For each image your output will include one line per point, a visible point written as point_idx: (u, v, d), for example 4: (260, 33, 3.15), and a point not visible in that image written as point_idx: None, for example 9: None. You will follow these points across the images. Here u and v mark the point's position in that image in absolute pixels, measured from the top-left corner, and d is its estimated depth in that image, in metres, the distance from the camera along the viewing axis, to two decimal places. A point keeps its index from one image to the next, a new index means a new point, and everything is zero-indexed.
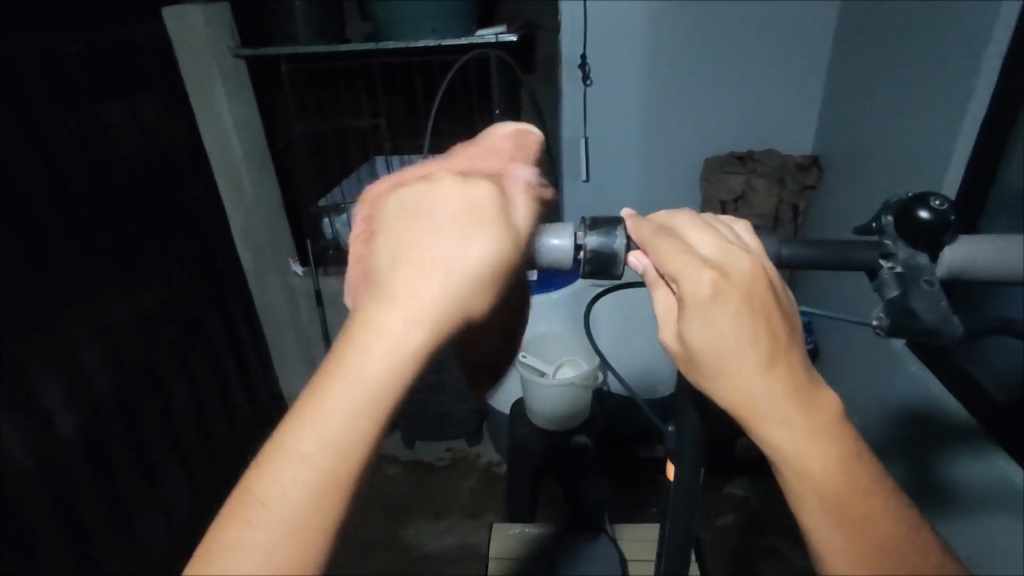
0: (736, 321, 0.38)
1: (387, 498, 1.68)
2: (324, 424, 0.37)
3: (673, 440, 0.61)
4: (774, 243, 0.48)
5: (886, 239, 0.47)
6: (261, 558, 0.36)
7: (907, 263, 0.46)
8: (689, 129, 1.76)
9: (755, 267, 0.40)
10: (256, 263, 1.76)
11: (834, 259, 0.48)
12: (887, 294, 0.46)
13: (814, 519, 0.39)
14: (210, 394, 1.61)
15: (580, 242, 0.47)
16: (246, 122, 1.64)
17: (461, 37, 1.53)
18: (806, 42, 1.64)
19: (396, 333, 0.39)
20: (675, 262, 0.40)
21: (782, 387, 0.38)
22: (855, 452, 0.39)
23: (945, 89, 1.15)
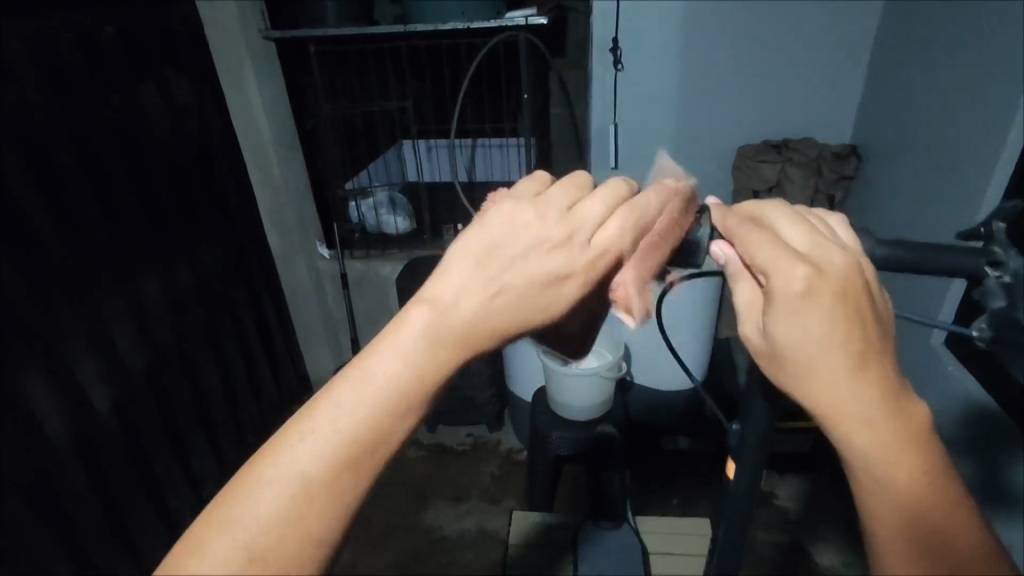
0: (826, 315, 0.35)
1: (410, 481, 1.70)
2: (364, 396, 0.35)
3: (735, 437, 0.59)
4: (869, 242, 0.45)
5: (996, 246, 0.43)
6: (281, 518, 0.34)
7: (1017, 274, 0.41)
8: (722, 117, 1.71)
9: (850, 263, 0.37)
10: (284, 246, 1.77)
11: (934, 263, 0.45)
12: (992, 305, 0.43)
13: (886, 527, 0.37)
14: (237, 373, 1.64)
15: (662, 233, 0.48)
16: (276, 105, 1.64)
17: (489, 20, 1.51)
18: (849, 26, 1.57)
19: (458, 316, 0.37)
20: (765, 254, 0.38)
21: (872, 391, 0.36)
22: (942, 468, 0.38)
23: (994, 79, 1.09)
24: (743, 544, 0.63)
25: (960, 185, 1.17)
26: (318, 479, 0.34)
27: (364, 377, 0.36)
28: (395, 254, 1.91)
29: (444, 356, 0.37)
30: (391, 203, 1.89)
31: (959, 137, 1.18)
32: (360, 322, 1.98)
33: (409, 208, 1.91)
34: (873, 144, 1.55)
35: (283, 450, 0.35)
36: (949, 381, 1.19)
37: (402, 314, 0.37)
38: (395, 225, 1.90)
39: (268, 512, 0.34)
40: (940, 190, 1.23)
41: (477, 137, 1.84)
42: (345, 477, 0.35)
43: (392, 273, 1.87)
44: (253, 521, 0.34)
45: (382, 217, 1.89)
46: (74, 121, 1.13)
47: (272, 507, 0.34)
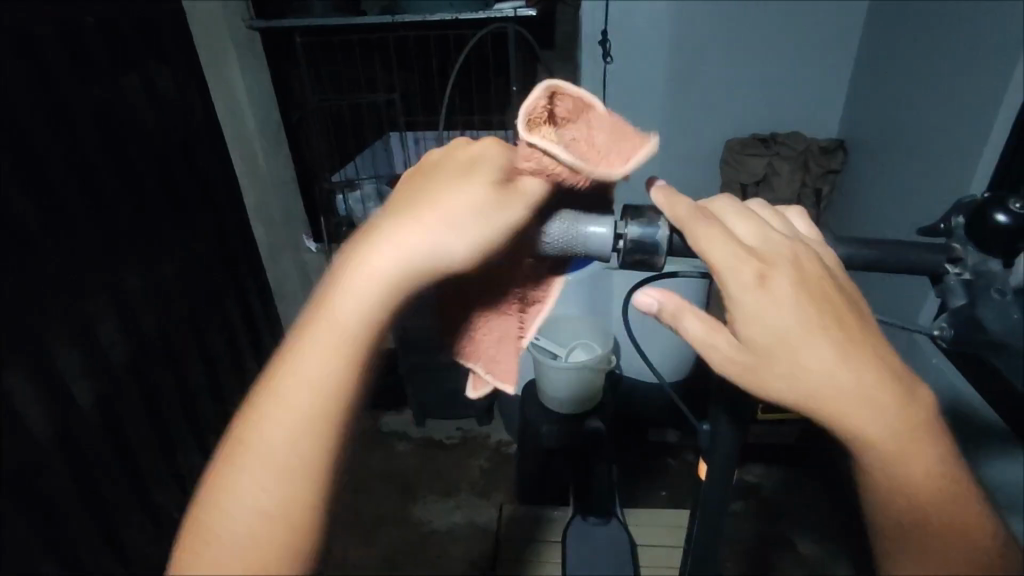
0: (795, 309, 0.38)
1: (399, 476, 1.69)
2: (311, 360, 0.43)
3: (707, 437, 0.59)
4: (830, 240, 0.48)
5: (954, 242, 0.45)
6: (274, 469, 0.42)
7: (976, 270, 0.43)
8: (710, 110, 1.71)
9: (794, 248, 0.41)
10: (269, 239, 1.75)
11: (897, 261, 0.47)
12: (953, 303, 0.44)
13: (897, 496, 0.40)
14: (223, 368, 1.62)
15: (621, 233, 0.50)
16: (261, 95, 1.61)
17: (478, 11, 1.49)
18: (836, 19, 1.57)
19: (374, 280, 0.44)
20: (717, 254, 0.40)
21: (864, 378, 0.38)
22: (944, 438, 0.40)
23: (979, 74, 1.09)
24: (717, 542, 0.63)
25: (945, 179, 1.18)
26: (289, 428, 0.42)
27: (317, 341, 0.43)
28: None
29: (372, 310, 0.44)
30: (379, 196, 1.80)
31: (943, 132, 1.19)
32: None
33: None
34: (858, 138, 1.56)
35: (256, 419, 0.43)
36: (933, 373, 1.21)
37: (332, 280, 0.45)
38: None
39: (268, 465, 0.42)
40: (925, 184, 1.24)
41: (464, 130, 1.82)
42: (316, 424, 0.43)
43: None
44: (250, 475, 0.42)
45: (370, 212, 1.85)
46: (54, 111, 1.11)
47: (264, 460, 0.42)
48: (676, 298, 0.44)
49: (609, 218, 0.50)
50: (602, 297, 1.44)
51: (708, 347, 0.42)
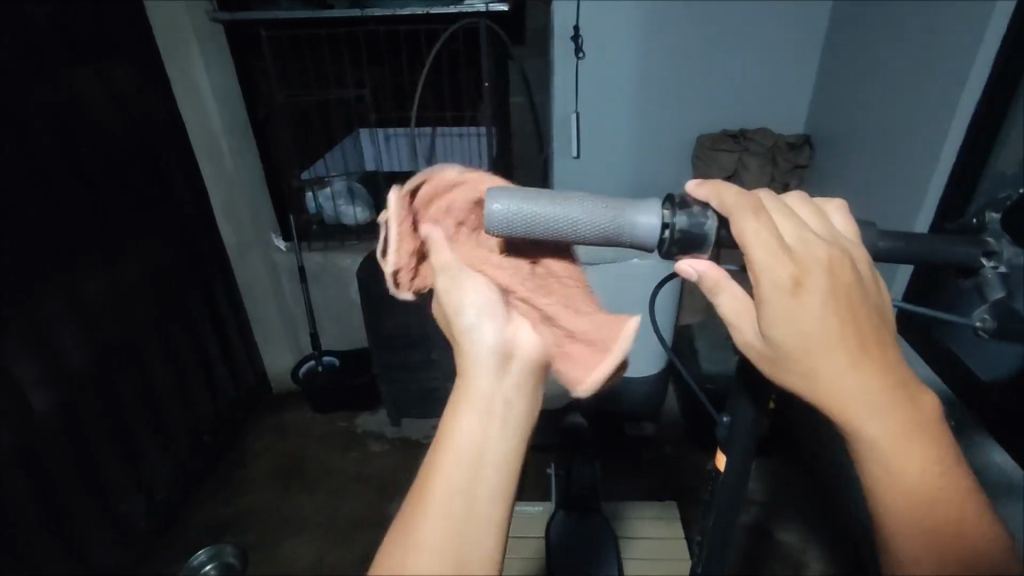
0: (817, 316, 0.35)
1: (376, 476, 1.69)
2: (457, 467, 0.38)
3: (724, 429, 0.59)
4: (871, 235, 0.42)
5: (989, 236, 0.42)
6: None
7: (1012, 263, 0.41)
8: (680, 108, 1.73)
9: (834, 254, 0.36)
10: (237, 239, 1.70)
11: (933, 255, 0.42)
12: (990, 296, 0.41)
13: (896, 506, 0.39)
14: (191, 373, 1.57)
15: (667, 222, 0.41)
16: (225, 90, 1.56)
17: (450, 6, 1.48)
18: (802, 18, 1.60)
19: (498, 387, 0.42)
20: (755, 248, 0.36)
21: (877, 387, 0.37)
22: (947, 449, 0.39)
23: (936, 75, 1.13)
24: (729, 538, 0.64)
25: (905, 174, 1.22)
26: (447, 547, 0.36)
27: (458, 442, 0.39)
28: (353, 245, 1.86)
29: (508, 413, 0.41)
30: (348, 192, 1.84)
31: (903, 127, 1.23)
32: (320, 316, 1.92)
33: (368, 196, 1.86)
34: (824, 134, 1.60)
35: (408, 540, 0.37)
36: None
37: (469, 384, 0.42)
38: (354, 215, 1.87)
39: None
40: (887, 179, 1.28)
41: (436, 126, 1.79)
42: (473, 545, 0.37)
43: (352, 265, 1.83)
44: None
45: (341, 209, 1.85)
46: (7, 106, 1.05)
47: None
48: (722, 270, 0.41)
49: (654, 205, 0.42)
50: None
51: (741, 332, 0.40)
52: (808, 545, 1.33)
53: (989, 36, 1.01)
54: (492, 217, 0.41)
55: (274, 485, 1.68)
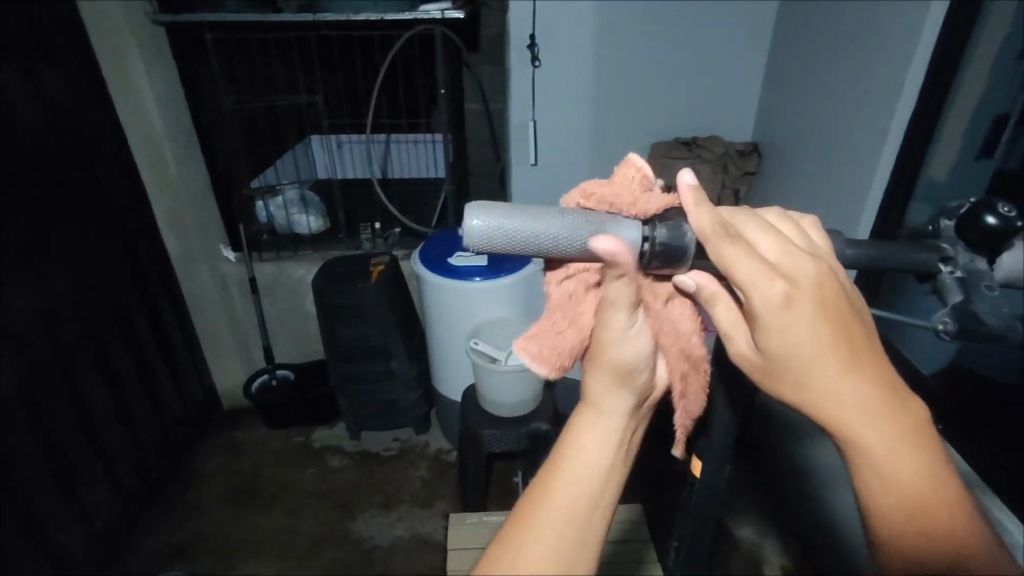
0: (811, 330, 0.36)
1: (334, 492, 1.64)
2: (569, 487, 0.42)
3: (703, 433, 0.61)
4: (840, 244, 0.43)
5: (944, 242, 0.44)
6: None
7: (967, 268, 0.42)
8: (633, 116, 1.77)
9: (819, 269, 0.37)
10: (183, 249, 1.63)
11: (890, 264, 0.44)
12: (949, 300, 0.41)
13: (886, 504, 0.40)
14: (133, 391, 1.49)
15: (647, 235, 0.42)
16: (168, 96, 1.50)
17: (404, 12, 1.47)
18: (747, 31, 1.66)
19: (610, 420, 0.44)
20: (741, 269, 0.36)
21: (870, 394, 0.38)
22: (938, 452, 0.40)
23: (871, 86, 1.20)
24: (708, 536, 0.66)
25: (846, 181, 1.28)
26: (558, 554, 0.41)
27: (572, 465, 0.43)
28: (307, 254, 1.81)
29: (618, 436, 0.44)
30: (301, 201, 1.79)
31: (844, 137, 1.29)
32: (273, 328, 1.86)
33: (322, 205, 1.83)
34: (771, 142, 1.66)
35: (518, 550, 0.41)
36: None
37: (585, 408, 0.45)
38: (307, 224, 1.81)
39: None
40: (829, 184, 1.34)
41: (391, 133, 1.78)
42: (580, 547, 0.41)
43: (306, 275, 1.78)
44: None
45: (293, 217, 1.80)
46: None
47: None
48: (719, 283, 0.42)
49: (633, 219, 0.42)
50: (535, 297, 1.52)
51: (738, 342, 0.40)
52: (766, 540, 1.37)
53: (917, 56, 1.06)
54: (471, 234, 0.40)
55: (226, 506, 1.61)
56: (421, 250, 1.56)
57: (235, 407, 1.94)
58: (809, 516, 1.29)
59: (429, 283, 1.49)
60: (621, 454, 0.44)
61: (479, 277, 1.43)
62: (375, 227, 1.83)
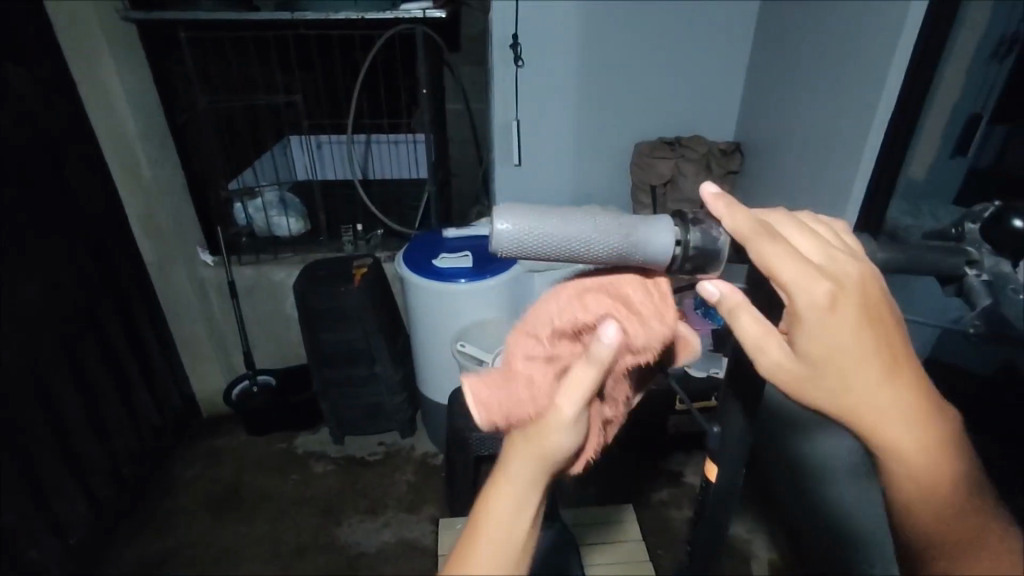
0: (853, 331, 0.37)
1: (318, 498, 1.61)
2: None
3: (717, 439, 0.60)
4: (870, 246, 0.42)
5: (970, 246, 0.41)
6: None
7: (994, 272, 0.39)
8: (616, 116, 1.77)
9: (865, 272, 0.38)
10: (158, 254, 1.58)
11: (921, 266, 0.41)
12: (978, 304, 0.40)
13: (921, 504, 0.41)
14: (107, 400, 1.45)
15: (680, 239, 0.39)
16: (141, 95, 1.45)
17: (384, 11, 1.45)
18: (729, 31, 1.67)
19: (520, 498, 0.43)
20: (788, 269, 0.36)
21: (906, 396, 0.38)
22: (967, 456, 0.41)
23: (853, 85, 1.21)
24: (716, 537, 0.66)
25: (829, 180, 1.30)
26: None
27: (484, 553, 0.42)
28: (286, 257, 1.78)
29: (530, 513, 0.43)
30: (281, 203, 1.77)
31: (826, 136, 1.30)
32: (253, 333, 1.82)
33: (302, 207, 1.80)
34: (753, 142, 1.67)
35: None
36: None
37: (492, 488, 0.43)
38: (287, 226, 1.79)
39: None
40: (812, 183, 1.36)
41: (372, 133, 1.75)
42: None
43: (287, 278, 1.75)
44: None
45: (272, 219, 1.76)
46: None
47: None
48: (739, 293, 0.40)
49: (666, 219, 0.39)
50: (521, 298, 1.51)
51: (760, 354, 0.40)
52: (753, 535, 1.38)
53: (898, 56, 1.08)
54: (499, 239, 0.37)
55: (206, 515, 1.57)
56: (405, 252, 1.54)
57: (213, 414, 1.89)
58: (815, 515, 1.29)
59: (414, 285, 1.47)
60: (533, 528, 0.43)
61: (464, 279, 1.42)
62: (358, 228, 1.82)
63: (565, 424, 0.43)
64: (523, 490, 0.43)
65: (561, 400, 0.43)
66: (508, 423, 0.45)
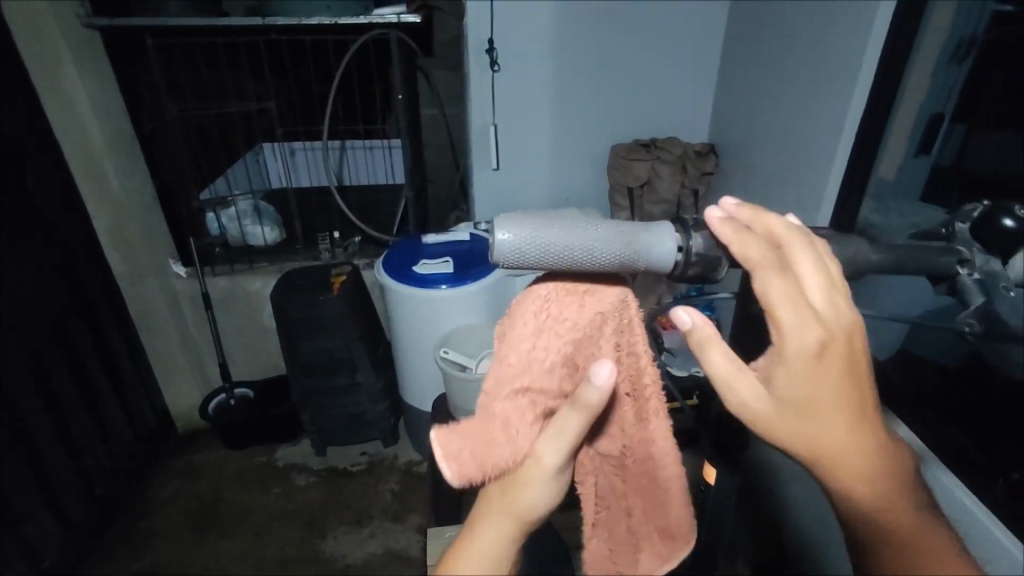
0: (832, 377, 0.39)
1: (301, 511, 1.58)
2: None
3: None
4: (863, 247, 0.41)
5: (960, 245, 0.43)
6: None
7: (985, 269, 0.41)
8: (592, 119, 1.78)
9: (851, 321, 0.40)
10: (129, 267, 1.54)
11: (914, 266, 0.41)
12: (972, 302, 0.41)
13: (868, 533, 0.45)
14: (77, 419, 1.40)
15: (683, 245, 0.39)
16: (106, 103, 1.41)
17: (359, 16, 1.43)
18: (701, 35, 1.70)
19: (498, 549, 0.45)
20: (788, 311, 0.38)
21: (866, 439, 0.41)
22: (912, 496, 0.45)
23: (824, 88, 1.24)
24: None
25: (802, 180, 1.33)
26: None
27: None
28: (263, 266, 1.75)
29: (508, 557, 0.46)
30: (255, 211, 1.74)
31: (799, 137, 1.33)
32: (229, 345, 1.78)
33: (276, 216, 1.77)
34: (727, 143, 1.70)
35: None
36: None
37: (473, 534, 0.46)
38: (262, 235, 1.76)
39: None
40: (786, 183, 1.39)
41: (347, 139, 1.73)
42: None
43: (264, 288, 1.72)
44: None
45: (246, 228, 1.74)
46: None
47: None
48: (711, 327, 0.41)
49: (668, 226, 0.40)
50: (502, 303, 1.50)
51: (736, 394, 0.40)
52: None
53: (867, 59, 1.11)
54: (501, 250, 0.37)
55: (185, 534, 1.53)
56: (385, 259, 1.53)
57: (189, 429, 1.85)
58: None
59: (395, 292, 1.45)
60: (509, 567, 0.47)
61: (445, 285, 1.41)
62: (334, 235, 1.80)
63: (546, 476, 0.44)
64: (501, 539, 0.45)
65: (543, 452, 0.43)
66: (482, 478, 0.43)
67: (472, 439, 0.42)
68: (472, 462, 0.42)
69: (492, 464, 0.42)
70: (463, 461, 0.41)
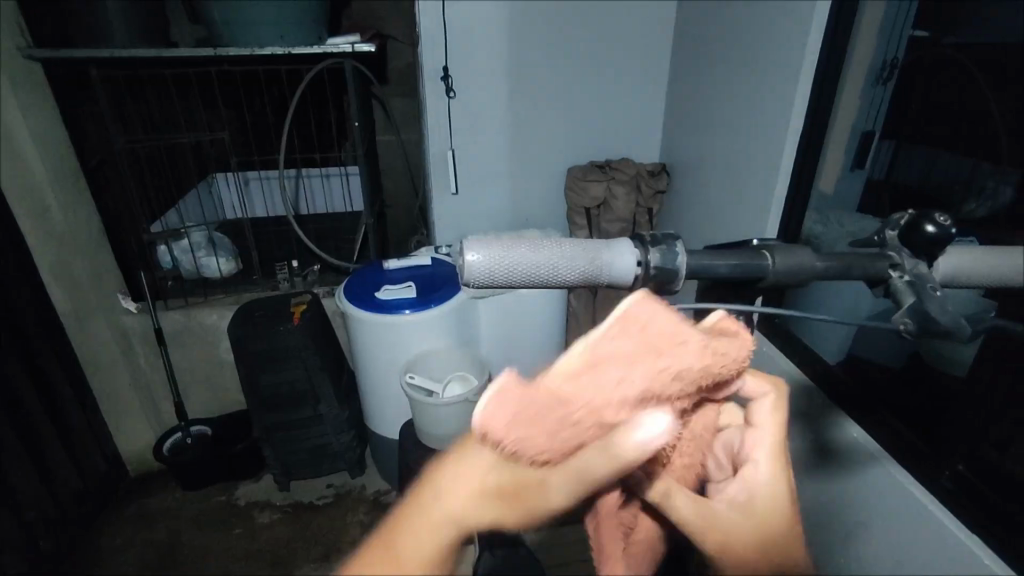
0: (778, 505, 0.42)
1: (265, 550, 1.53)
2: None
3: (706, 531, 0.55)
4: (809, 256, 0.44)
5: (892, 252, 0.45)
6: None
7: (914, 273, 0.44)
8: (546, 142, 1.83)
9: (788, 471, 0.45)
10: (76, 305, 1.48)
11: (854, 271, 0.44)
12: (904, 302, 0.43)
13: None
14: (21, 468, 1.32)
15: (641, 259, 0.40)
16: (48, 136, 1.35)
17: (312, 46, 1.44)
18: (647, 60, 1.77)
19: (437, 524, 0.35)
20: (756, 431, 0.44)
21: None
22: None
23: (762, 109, 1.31)
24: None
25: (746, 197, 1.39)
26: None
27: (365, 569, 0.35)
28: (219, 300, 1.69)
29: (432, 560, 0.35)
30: (210, 243, 1.68)
31: (743, 157, 1.39)
32: (184, 381, 1.73)
33: (233, 247, 1.73)
34: (678, 162, 1.77)
35: None
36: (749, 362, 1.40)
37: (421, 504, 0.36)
38: (216, 267, 1.69)
39: None
40: (733, 200, 1.45)
41: (303, 167, 1.74)
42: None
43: (220, 321, 1.67)
44: None
45: (201, 260, 1.68)
46: None
47: None
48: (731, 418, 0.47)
49: (628, 241, 0.41)
50: (467, 324, 1.52)
51: (703, 511, 0.41)
52: None
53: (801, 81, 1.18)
54: (469, 269, 0.38)
55: None
56: (346, 286, 1.51)
57: (142, 471, 1.78)
58: None
59: (356, 319, 1.44)
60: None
61: (408, 309, 1.41)
62: (291, 266, 1.74)
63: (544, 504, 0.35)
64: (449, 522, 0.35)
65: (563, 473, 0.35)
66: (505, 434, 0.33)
67: (537, 392, 0.34)
68: (515, 401, 0.33)
69: (524, 425, 0.33)
70: (509, 395, 0.33)
